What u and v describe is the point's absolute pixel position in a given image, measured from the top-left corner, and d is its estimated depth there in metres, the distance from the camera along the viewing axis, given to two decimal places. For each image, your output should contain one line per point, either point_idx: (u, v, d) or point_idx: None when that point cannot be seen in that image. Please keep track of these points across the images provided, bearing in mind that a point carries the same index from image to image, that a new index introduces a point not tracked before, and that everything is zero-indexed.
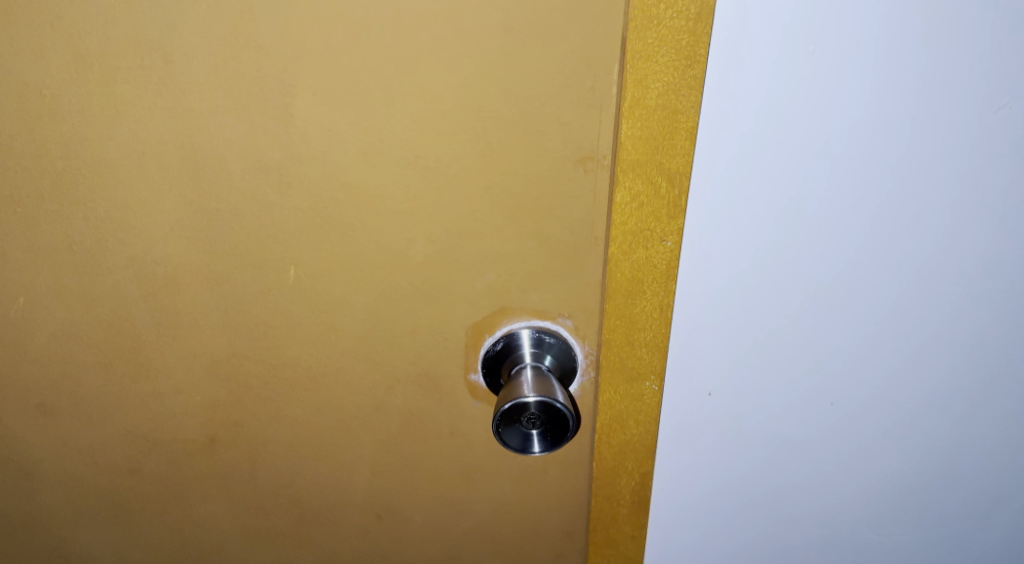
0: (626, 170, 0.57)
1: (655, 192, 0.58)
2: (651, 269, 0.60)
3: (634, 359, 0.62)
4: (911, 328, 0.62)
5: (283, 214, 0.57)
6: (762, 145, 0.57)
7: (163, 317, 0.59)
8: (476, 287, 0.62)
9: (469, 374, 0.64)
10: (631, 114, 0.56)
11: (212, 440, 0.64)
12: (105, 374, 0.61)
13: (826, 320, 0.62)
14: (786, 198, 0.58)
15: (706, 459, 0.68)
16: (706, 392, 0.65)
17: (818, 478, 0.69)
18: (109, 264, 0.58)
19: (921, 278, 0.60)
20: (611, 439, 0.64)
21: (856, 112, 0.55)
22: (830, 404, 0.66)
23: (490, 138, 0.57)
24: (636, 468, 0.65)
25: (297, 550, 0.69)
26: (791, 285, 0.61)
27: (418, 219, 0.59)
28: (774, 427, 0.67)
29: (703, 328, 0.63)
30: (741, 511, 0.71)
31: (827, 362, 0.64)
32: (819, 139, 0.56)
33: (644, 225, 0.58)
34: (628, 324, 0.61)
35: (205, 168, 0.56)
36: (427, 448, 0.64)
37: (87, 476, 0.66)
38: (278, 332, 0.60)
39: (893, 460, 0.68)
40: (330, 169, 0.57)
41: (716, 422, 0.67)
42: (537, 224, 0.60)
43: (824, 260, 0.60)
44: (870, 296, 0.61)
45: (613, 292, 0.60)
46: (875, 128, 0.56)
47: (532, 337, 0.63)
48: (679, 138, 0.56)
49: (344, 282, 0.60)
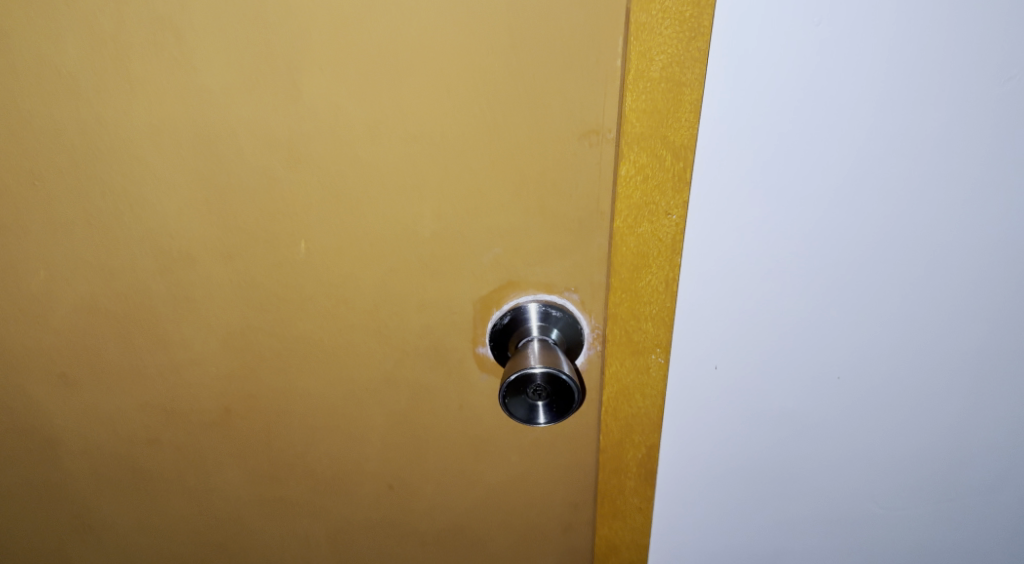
0: (630, 143, 0.55)
1: (660, 166, 0.56)
2: (656, 244, 0.58)
3: (640, 331, 0.62)
4: (915, 301, 0.62)
5: (290, 187, 0.58)
6: (766, 119, 0.56)
7: (179, 291, 0.62)
8: (483, 264, 0.61)
9: (478, 347, 0.64)
10: (635, 87, 0.53)
11: (227, 411, 0.68)
12: (125, 345, 0.65)
13: (830, 295, 0.62)
14: (790, 173, 0.57)
15: (712, 432, 0.68)
16: (712, 366, 0.65)
17: (823, 452, 0.69)
18: (126, 239, 0.60)
19: (924, 253, 0.60)
20: (616, 412, 0.65)
21: (859, 86, 0.55)
22: (836, 378, 0.66)
23: (497, 115, 0.55)
24: (642, 441, 0.67)
25: (310, 515, 0.73)
26: (793, 260, 0.60)
27: (425, 195, 0.58)
28: (778, 400, 0.67)
29: (707, 302, 0.62)
30: (745, 485, 0.71)
31: (830, 335, 0.64)
32: (824, 112, 0.56)
33: (649, 198, 0.57)
34: (634, 298, 0.60)
35: (214, 142, 0.57)
36: (437, 417, 0.67)
37: (109, 445, 0.71)
38: (289, 304, 0.63)
39: (897, 432, 0.68)
40: (335, 144, 0.56)
41: (721, 397, 0.66)
42: (547, 202, 0.58)
43: (825, 233, 0.59)
44: (874, 270, 0.61)
45: (618, 267, 0.59)
46: (879, 101, 0.55)
47: (539, 311, 0.62)
48: (684, 109, 0.54)
49: (352, 256, 0.60)
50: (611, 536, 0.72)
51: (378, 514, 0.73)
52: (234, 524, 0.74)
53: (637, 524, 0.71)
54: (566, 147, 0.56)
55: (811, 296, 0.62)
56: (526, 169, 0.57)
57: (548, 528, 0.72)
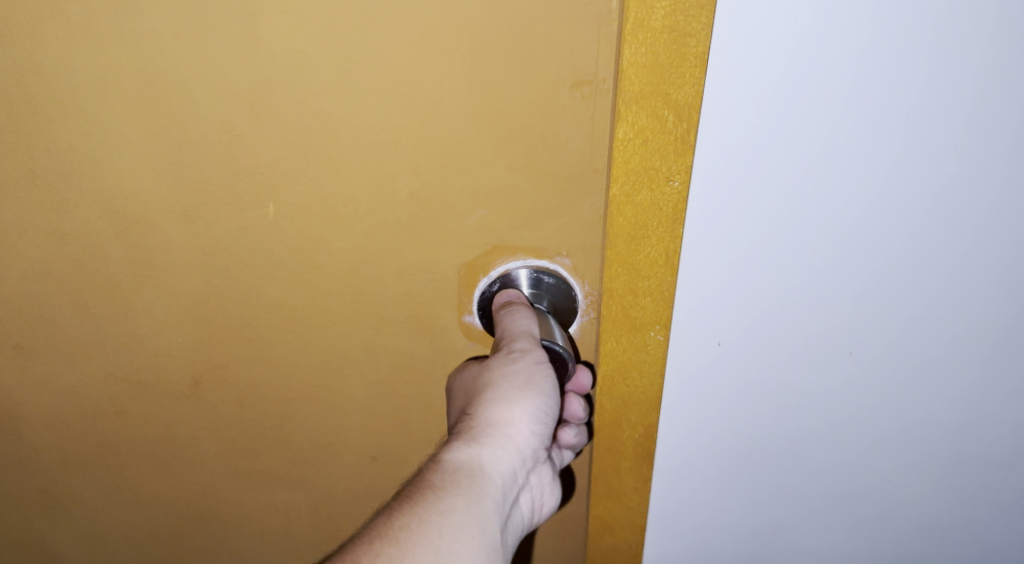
0: (627, 102, 0.49)
1: (662, 127, 0.50)
2: (655, 214, 0.53)
3: (637, 308, 0.57)
4: (936, 271, 0.57)
5: (255, 144, 0.52)
6: (775, 72, 0.50)
7: (137, 256, 0.58)
8: (466, 227, 0.56)
9: (464, 316, 0.60)
10: (634, 38, 0.47)
11: (197, 383, 0.65)
12: (83, 314, 0.61)
13: (844, 264, 0.57)
14: (806, 135, 0.52)
15: (713, 408, 0.64)
16: (715, 341, 0.60)
17: (830, 428, 0.65)
18: (76, 202, 0.55)
19: (946, 221, 0.55)
20: (611, 389, 0.61)
21: (886, 35, 0.49)
22: (847, 353, 0.61)
23: (481, 62, 0.49)
24: (640, 420, 0.63)
25: (290, 487, 0.71)
26: (809, 230, 0.55)
27: (402, 153, 0.53)
28: (782, 375, 0.62)
29: (711, 274, 0.57)
30: (744, 461, 0.67)
31: (842, 309, 0.59)
32: (842, 65, 0.49)
33: (648, 164, 0.51)
34: (631, 272, 0.55)
35: (166, 94, 0.51)
36: (421, 389, 0.64)
37: (72, 418, 0.67)
38: (258, 272, 0.58)
39: (908, 409, 0.64)
40: (303, 97, 0.51)
41: (723, 372, 0.62)
42: (534, 157, 0.52)
43: (844, 199, 0.54)
44: (891, 238, 0.55)
45: (614, 240, 0.54)
46: (901, 51, 0.49)
47: (530, 277, 0.58)
48: (689, 64, 0.48)
49: (325, 219, 0.56)
50: (606, 516, 0.69)
51: (362, 485, 0.71)
52: (210, 496, 0.72)
53: (631, 503, 0.68)
54: (556, 99, 0.50)
55: (823, 267, 0.57)
56: (512, 123, 0.51)
57: None
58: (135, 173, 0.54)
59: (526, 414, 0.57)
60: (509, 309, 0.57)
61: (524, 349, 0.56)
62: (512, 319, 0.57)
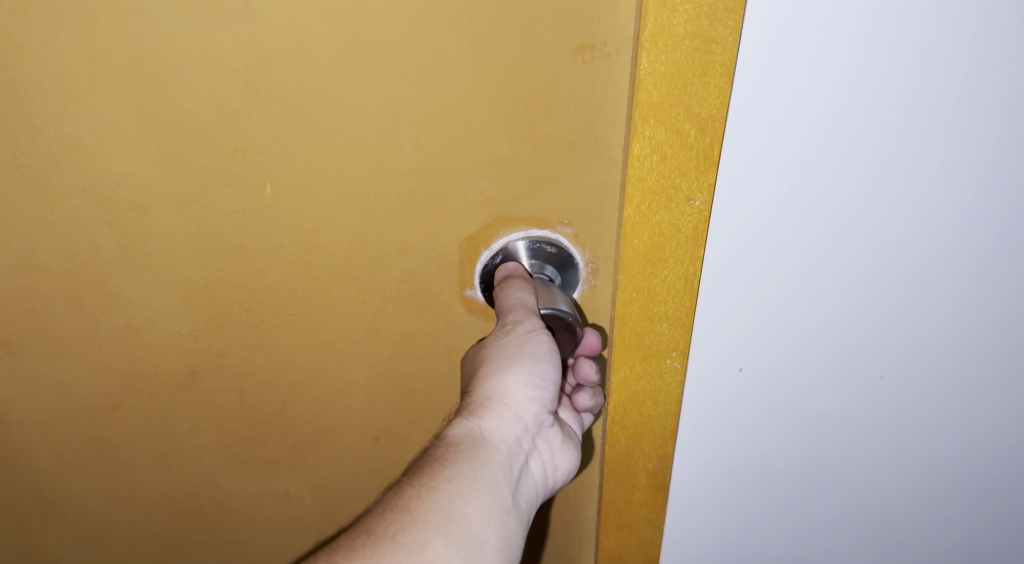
0: (645, 115, 0.48)
1: (683, 142, 0.49)
2: (674, 236, 0.52)
3: (653, 335, 0.56)
4: (971, 292, 0.56)
5: (252, 121, 0.51)
6: (807, 79, 0.49)
7: (129, 245, 0.56)
8: (469, 200, 0.55)
9: (466, 291, 0.60)
10: (653, 45, 0.47)
11: (194, 372, 0.64)
12: (73, 308, 0.59)
13: (875, 286, 0.56)
14: (838, 154, 0.51)
15: (738, 435, 0.62)
16: (737, 368, 0.59)
17: (858, 452, 0.64)
18: (66, 191, 0.54)
19: (976, 239, 0.54)
20: (625, 417, 0.60)
21: (924, 45, 0.48)
22: (878, 377, 0.60)
23: (483, 31, 0.49)
24: (654, 448, 0.62)
25: (291, 473, 0.71)
26: (841, 252, 0.54)
27: (404, 125, 0.52)
28: (810, 402, 0.61)
29: (737, 300, 0.56)
30: (768, 491, 0.65)
31: (873, 329, 0.58)
32: (877, 82, 0.49)
33: (667, 182, 0.50)
34: (646, 298, 0.54)
35: (159, 74, 0.50)
36: (423, 366, 0.64)
37: (64, 416, 0.66)
38: (256, 255, 0.57)
39: (940, 431, 0.62)
40: (301, 71, 0.50)
41: (747, 398, 0.61)
42: (537, 127, 0.52)
43: (878, 221, 0.53)
44: (920, 254, 0.55)
45: (629, 264, 0.53)
46: (937, 61, 0.48)
47: (531, 248, 0.57)
48: (714, 72, 0.47)
49: (324, 197, 0.55)
50: (617, 546, 0.67)
51: (365, 467, 0.70)
52: (210, 487, 0.71)
53: (646, 534, 0.66)
54: (558, 65, 0.50)
55: (853, 288, 0.56)
56: (514, 92, 0.51)
57: None
58: (127, 159, 0.53)
59: (524, 381, 0.56)
60: (504, 284, 0.57)
61: (516, 320, 0.55)
62: (506, 293, 0.56)
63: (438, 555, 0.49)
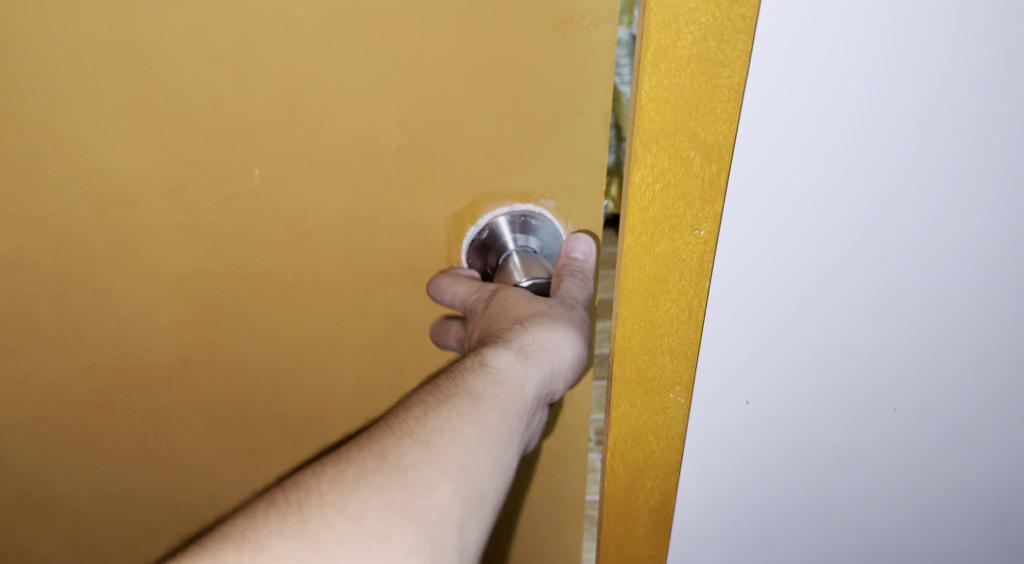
0: (646, 142, 0.44)
1: (687, 169, 0.45)
2: (678, 266, 0.48)
3: (655, 370, 0.53)
4: (1016, 335, 0.50)
5: (240, 105, 0.52)
6: (832, 96, 0.42)
7: (119, 235, 0.57)
8: (455, 177, 0.57)
9: (454, 266, 0.60)
10: (654, 69, 0.42)
11: (186, 364, 0.64)
12: (64, 301, 0.60)
13: (899, 326, 0.50)
14: (869, 177, 0.45)
15: (748, 476, 0.59)
16: (745, 405, 0.55)
17: (872, 490, 0.59)
18: (56, 183, 0.55)
19: (1018, 283, 0.48)
20: (625, 456, 0.57)
21: (970, 50, 0.41)
22: (893, 411, 0.55)
23: (463, 8, 0.50)
24: (654, 490, 0.59)
25: (284, 463, 0.71)
26: (870, 295, 0.49)
27: (389, 104, 0.53)
28: (824, 445, 0.57)
29: (750, 344, 0.51)
30: (778, 524, 0.62)
31: (901, 370, 0.53)
32: (919, 92, 0.42)
33: (669, 213, 0.46)
34: (647, 333, 0.51)
35: (144, 61, 0.51)
36: (414, 347, 0.64)
37: (57, 411, 0.66)
38: (244, 242, 0.58)
39: (965, 466, 0.57)
40: (288, 54, 0.51)
41: (760, 439, 0.57)
42: (519, 102, 0.53)
43: (914, 257, 0.47)
44: (962, 292, 0.49)
45: (628, 298, 0.49)
46: (983, 65, 0.41)
47: (517, 222, 0.58)
48: (722, 97, 0.42)
49: (313, 179, 0.56)
50: None
51: None
52: (203, 481, 0.72)
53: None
54: (537, 40, 0.51)
55: (880, 330, 0.51)
56: (495, 68, 0.52)
57: None
58: (115, 149, 0.54)
59: None
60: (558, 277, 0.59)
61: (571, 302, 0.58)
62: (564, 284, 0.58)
63: (443, 502, 0.47)
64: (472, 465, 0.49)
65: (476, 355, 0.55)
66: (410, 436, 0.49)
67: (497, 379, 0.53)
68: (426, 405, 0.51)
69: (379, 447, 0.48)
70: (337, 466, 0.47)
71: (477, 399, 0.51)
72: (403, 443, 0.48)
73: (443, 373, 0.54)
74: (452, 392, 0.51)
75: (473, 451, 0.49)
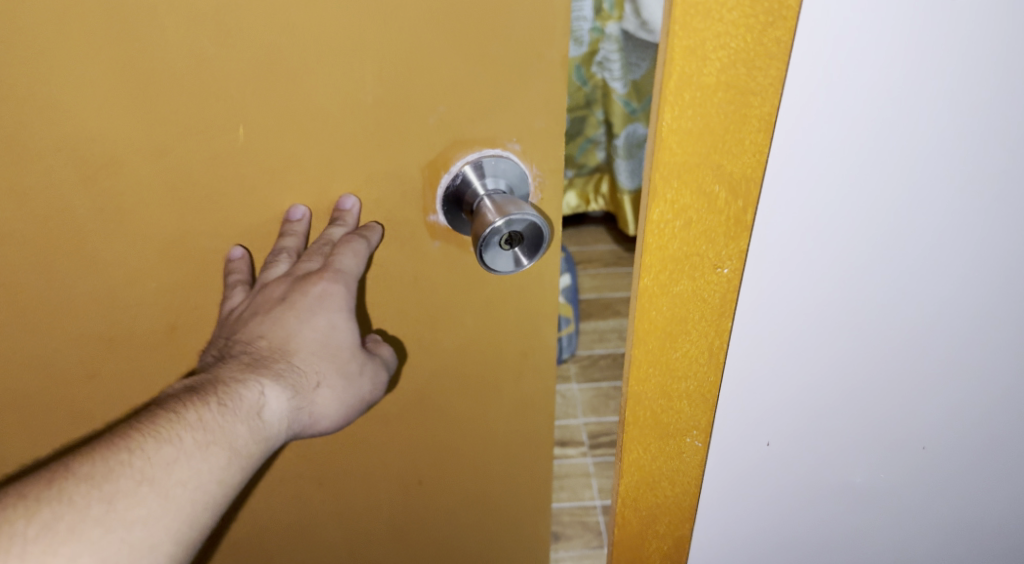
0: (674, 179, 0.59)
1: (711, 199, 0.60)
2: (699, 298, 0.66)
3: (673, 402, 0.72)
4: (975, 375, 0.72)
5: (224, 65, 0.55)
6: (831, 209, 0.62)
7: (106, 202, 0.59)
8: (429, 126, 0.60)
9: (428, 216, 0.65)
10: (680, 105, 0.56)
11: (173, 329, 0.66)
12: (50, 271, 0.61)
13: (892, 374, 0.72)
14: (857, 268, 0.65)
15: (773, 492, 0.81)
16: (765, 438, 0.77)
17: (876, 492, 0.80)
18: (41, 152, 0.56)
19: (982, 335, 0.69)
20: (649, 477, 0.77)
21: (932, 183, 0.61)
22: (921, 447, 0.77)
23: None
24: (669, 510, 0.80)
25: None
26: (867, 357, 0.71)
27: (368, 60, 0.56)
28: (845, 473, 0.79)
29: (765, 384, 0.72)
30: (808, 540, 0.86)
31: (895, 399, 0.74)
32: (894, 211, 0.62)
33: (698, 252, 0.63)
34: (667, 370, 0.70)
35: (130, 25, 0.52)
36: (393, 295, 0.68)
37: (43, 386, 0.67)
38: (229, 201, 0.60)
39: (942, 453, 0.77)
40: (270, 11, 0.53)
41: (776, 464, 0.79)
42: (487, 51, 0.57)
43: (897, 336, 0.69)
44: (937, 338, 0.69)
45: (651, 328, 0.67)
46: (945, 200, 0.62)
47: (484, 166, 0.62)
48: (745, 129, 0.57)
49: (295, 136, 0.59)
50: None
51: None
52: None
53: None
54: None
55: (880, 378, 0.72)
56: (466, 20, 0.56)
57: (510, 385, 0.76)
58: (98, 114, 0.55)
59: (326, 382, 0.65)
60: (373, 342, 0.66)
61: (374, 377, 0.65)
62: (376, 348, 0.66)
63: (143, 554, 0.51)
64: (189, 524, 0.53)
65: (257, 394, 0.59)
66: (149, 483, 0.52)
67: (262, 432, 0.58)
68: (181, 446, 0.54)
69: (114, 489, 0.51)
70: (61, 502, 0.50)
71: (231, 453, 0.56)
72: (137, 493, 0.52)
73: (219, 395, 0.58)
74: (211, 439, 0.55)
75: (199, 511, 0.54)
